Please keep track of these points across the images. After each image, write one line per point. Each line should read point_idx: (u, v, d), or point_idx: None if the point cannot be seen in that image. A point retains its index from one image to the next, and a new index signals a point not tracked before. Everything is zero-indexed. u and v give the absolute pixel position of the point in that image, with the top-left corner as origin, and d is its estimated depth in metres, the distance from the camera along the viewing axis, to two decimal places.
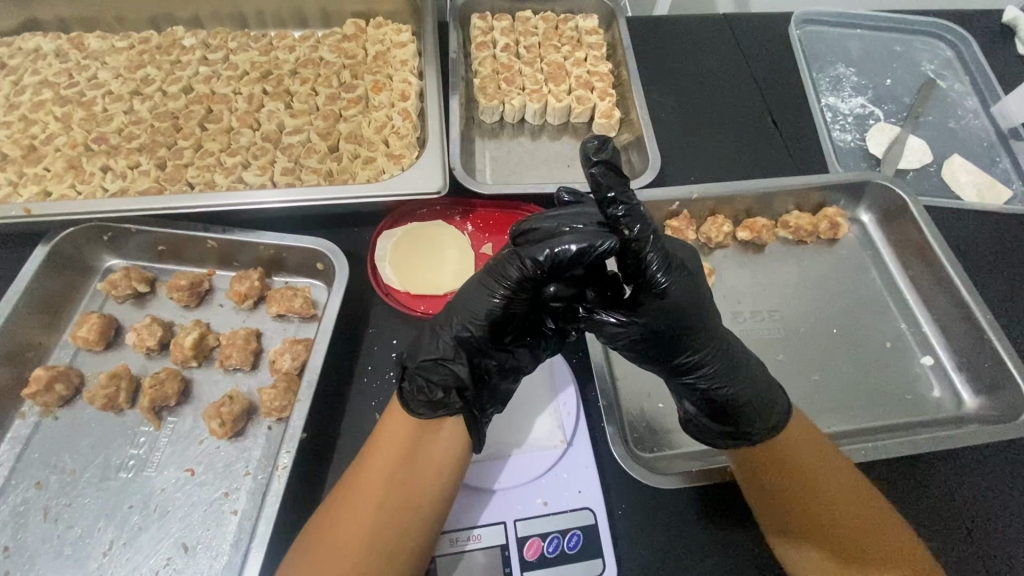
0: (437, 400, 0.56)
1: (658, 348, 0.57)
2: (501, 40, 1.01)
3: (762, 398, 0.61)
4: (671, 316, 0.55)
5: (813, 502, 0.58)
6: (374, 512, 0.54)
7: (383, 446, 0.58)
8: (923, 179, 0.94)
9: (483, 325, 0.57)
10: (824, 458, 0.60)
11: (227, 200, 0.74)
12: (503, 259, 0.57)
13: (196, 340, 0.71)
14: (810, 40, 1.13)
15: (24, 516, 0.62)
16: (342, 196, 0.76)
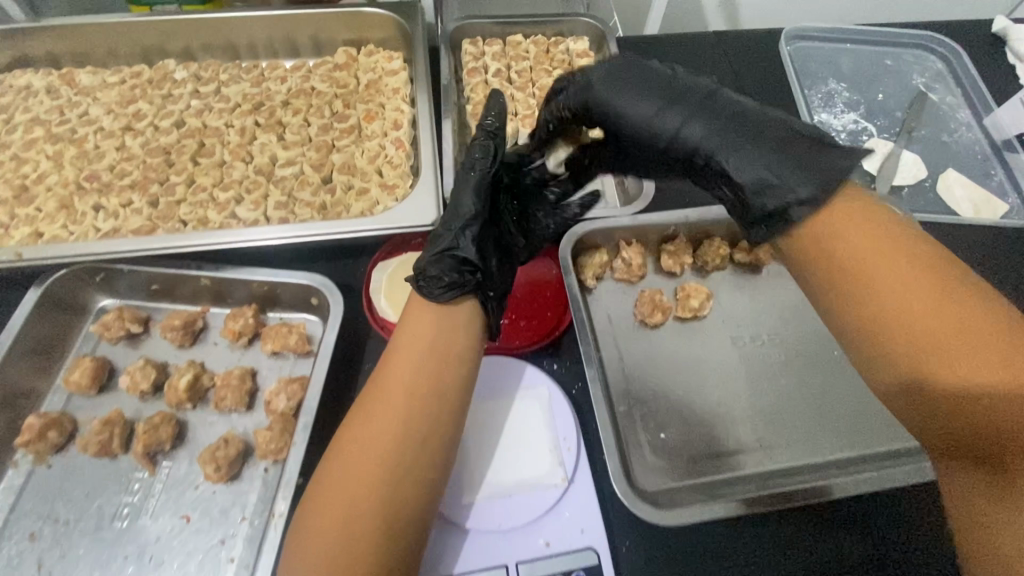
0: (447, 281, 0.62)
1: (666, 143, 0.62)
2: (492, 66, 1.02)
3: (785, 150, 0.56)
4: (653, 104, 0.62)
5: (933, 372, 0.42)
6: (402, 400, 0.56)
7: (403, 340, 0.60)
8: (918, 195, 0.94)
9: (472, 215, 0.67)
10: (884, 256, 0.46)
11: (220, 238, 0.73)
12: (467, 164, 0.71)
13: (190, 382, 0.70)
14: (800, 55, 1.13)
15: (18, 570, 0.61)
16: (338, 231, 0.75)
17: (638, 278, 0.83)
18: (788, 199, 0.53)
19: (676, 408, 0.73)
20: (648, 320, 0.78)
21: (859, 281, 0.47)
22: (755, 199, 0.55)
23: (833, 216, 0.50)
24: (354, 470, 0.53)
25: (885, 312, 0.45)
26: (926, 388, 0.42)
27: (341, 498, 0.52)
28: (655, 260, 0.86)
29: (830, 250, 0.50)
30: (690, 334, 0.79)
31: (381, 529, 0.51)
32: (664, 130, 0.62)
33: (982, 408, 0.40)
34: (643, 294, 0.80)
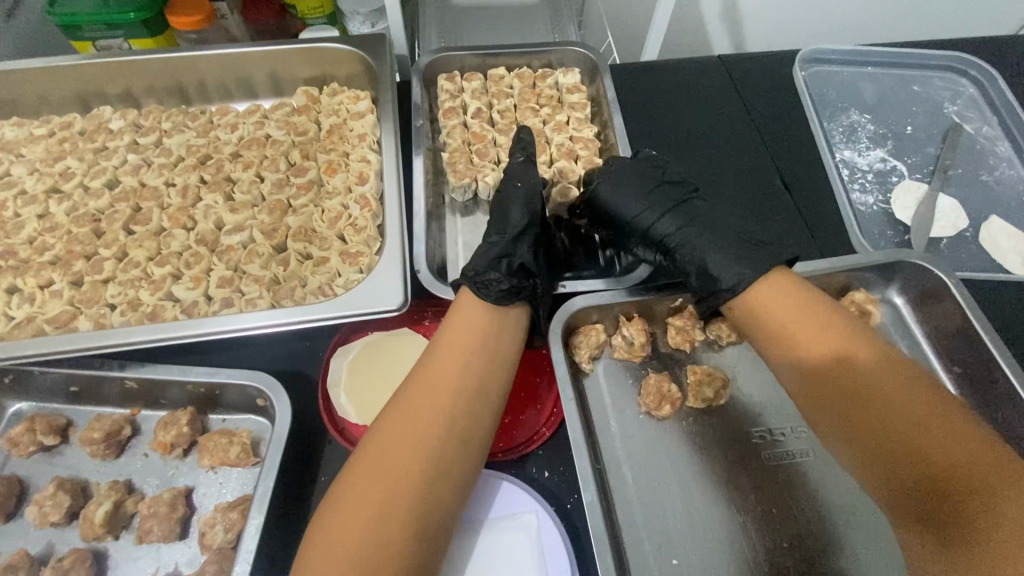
0: (510, 282, 0.62)
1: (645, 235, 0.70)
2: (472, 105, 0.90)
3: (742, 246, 0.63)
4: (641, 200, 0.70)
5: (871, 428, 0.51)
6: (450, 397, 0.54)
7: (451, 335, 0.59)
8: (959, 248, 0.82)
9: (525, 227, 0.69)
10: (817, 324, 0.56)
11: (155, 334, 0.62)
12: (514, 181, 0.74)
13: (109, 512, 0.59)
14: (817, 82, 1.01)
15: None
16: (308, 317, 0.65)
17: (641, 359, 0.71)
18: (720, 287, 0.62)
19: (689, 527, 0.61)
20: (654, 413, 0.67)
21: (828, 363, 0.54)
22: (713, 282, 0.62)
23: (773, 287, 0.59)
24: (395, 452, 0.51)
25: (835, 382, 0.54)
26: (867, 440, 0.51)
27: (372, 500, 0.48)
28: (661, 333, 0.74)
29: (781, 326, 0.57)
30: (703, 428, 0.67)
31: (411, 530, 0.48)
32: (645, 227, 0.69)
33: (906, 450, 0.49)
34: (647, 380, 0.69)
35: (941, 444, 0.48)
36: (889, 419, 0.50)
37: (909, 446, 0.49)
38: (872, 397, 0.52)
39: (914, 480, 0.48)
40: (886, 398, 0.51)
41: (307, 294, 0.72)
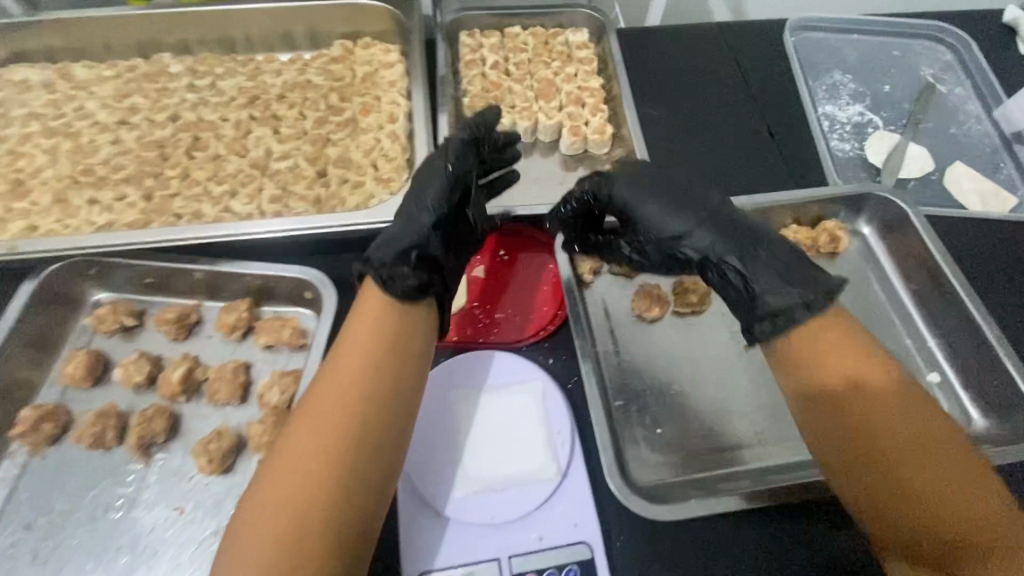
0: (411, 279, 0.60)
1: (680, 249, 0.66)
2: (490, 58, 1.00)
3: (789, 261, 0.61)
4: (671, 210, 0.66)
5: (881, 460, 0.52)
6: (369, 370, 0.55)
7: (366, 314, 0.59)
8: (925, 188, 0.92)
9: (439, 212, 0.67)
10: (850, 363, 0.55)
11: (215, 232, 0.73)
12: (443, 160, 0.71)
13: (184, 374, 0.70)
14: (805, 47, 1.11)
15: (14, 559, 0.62)
16: (343, 224, 0.75)
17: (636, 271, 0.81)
18: (786, 302, 0.59)
19: (674, 403, 0.71)
20: (645, 314, 0.77)
21: (849, 408, 0.54)
22: (771, 300, 0.59)
23: (815, 332, 0.57)
24: (335, 396, 0.53)
25: (851, 415, 0.54)
26: (870, 471, 0.52)
27: (309, 456, 0.50)
28: None
29: (815, 357, 0.56)
30: (687, 327, 0.77)
31: (354, 464, 0.51)
32: (682, 249, 0.65)
33: (905, 491, 0.51)
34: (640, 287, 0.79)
35: (949, 493, 0.50)
36: (902, 469, 0.51)
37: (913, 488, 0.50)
38: (888, 444, 0.52)
39: (902, 522, 0.51)
40: (907, 440, 0.52)
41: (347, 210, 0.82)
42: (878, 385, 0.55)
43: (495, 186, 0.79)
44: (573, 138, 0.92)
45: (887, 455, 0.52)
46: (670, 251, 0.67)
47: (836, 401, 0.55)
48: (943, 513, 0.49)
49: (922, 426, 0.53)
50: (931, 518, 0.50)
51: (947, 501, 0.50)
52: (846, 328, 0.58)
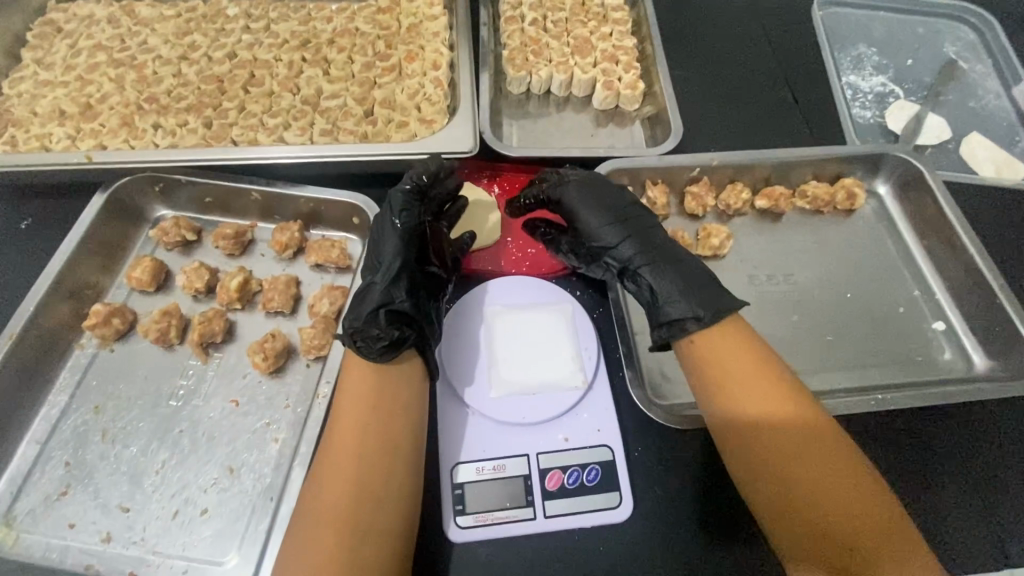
0: (384, 334, 0.63)
1: (607, 256, 0.72)
2: (529, 15, 1.04)
3: (698, 279, 0.67)
4: (601, 221, 0.72)
5: (789, 483, 0.55)
6: (373, 407, 0.60)
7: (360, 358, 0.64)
8: (941, 156, 0.96)
9: (397, 268, 0.68)
10: (757, 382, 0.60)
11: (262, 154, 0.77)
12: (390, 215, 0.72)
13: (241, 283, 0.75)
14: (832, 21, 1.15)
15: (84, 437, 0.67)
16: (387, 153, 0.79)
17: (661, 218, 0.86)
18: (681, 315, 0.65)
19: None
20: None
21: (757, 420, 0.58)
22: (673, 310, 0.66)
23: (725, 347, 0.62)
24: (356, 420, 0.59)
25: (768, 445, 0.57)
26: (782, 495, 0.55)
27: (345, 473, 0.56)
28: (678, 201, 0.89)
29: (718, 373, 0.61)
30: None
31: (391, 466, 0.57)
32: (603, 249, 0.72)
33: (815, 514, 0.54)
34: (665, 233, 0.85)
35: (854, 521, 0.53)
36: (809, 477, 0.55)
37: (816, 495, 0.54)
38: (794, 455, 0.56)
39: (809, 527, 0.54)
40: (815, 468, 0.56)
41: None
42: (783, 409, 0.58)
43: (444, 211, 0.78)
44: (606, 92, 0.97)
45: (792, 478, 0.55)
46: (599, 258, 0.73)
47: (749, 423, 0.58)
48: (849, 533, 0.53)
49: (825, 442, 0.57)
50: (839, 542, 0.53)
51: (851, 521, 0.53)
52: (741, 332, 0.63)
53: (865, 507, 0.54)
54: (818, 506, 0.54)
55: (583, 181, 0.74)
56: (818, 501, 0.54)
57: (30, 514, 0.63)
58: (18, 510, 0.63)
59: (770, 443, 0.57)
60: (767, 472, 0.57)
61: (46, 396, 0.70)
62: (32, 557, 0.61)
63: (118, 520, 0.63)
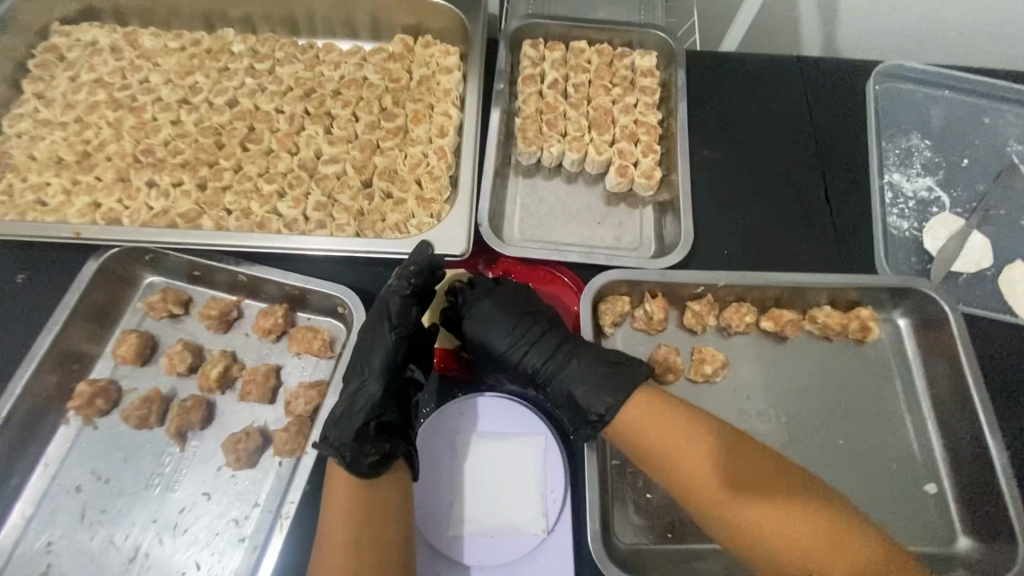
0: (374, 450, 0.67)
1: (520, 367, 0.76)
2: (549, 76, 0.97)
3: (603, 372, 0.72)
4: (505, 335, 0.75)
5: (782, 550, 0.62)
6: None
7: (339, 527, 0.63)
8: (976, 285, 0.88)
9: (387, 375, 0.72)
10: (680, 429, 0.67)
11: (260, 240, 0.78)
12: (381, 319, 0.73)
13: (221, 372, 0.76)
14: (888, 98, 1.03)
15: (64, 516, 0.72)
16: (378, 250, 0.79)
17: (657, 331, 0.83)
18: (594, 413, 0.71)
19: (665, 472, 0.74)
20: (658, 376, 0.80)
21: (693, 468, 0.65)
22: (587, 409, 0.71)
23: (646, 407, 0.69)
24: None
25: (711, 483, 0.65)
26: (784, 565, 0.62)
27: None
28: (678, 312, 0.85)
29: (653, 431, 0.68)
30: (695, 397, 0.80)
31: None
32: (514, 362, 0.76)
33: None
34: (658, 351, 0.81)
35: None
36: (749, 501, 0.64)
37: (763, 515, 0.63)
38: (732, 488, 0.64)
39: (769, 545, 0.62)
40: (798, 529, 0.62)
41: (386, 229, 0.84)
42: (706, 441, 0.67)
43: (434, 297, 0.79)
44: (619, 179, 0.91)
45: (760, 518, 0.63)
46: (515, 370, 0.77)
47: (707, 486, 0.65)
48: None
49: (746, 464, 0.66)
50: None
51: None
52: (650, 396, 0.70)
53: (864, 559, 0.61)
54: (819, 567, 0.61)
55: (482, 296, 0.78)
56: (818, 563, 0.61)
57: None
58: None
59: (749, 518, 0.63)
60: (755, 548, 0.63)
61: (34, 468, 0.74)
62: None
63: None
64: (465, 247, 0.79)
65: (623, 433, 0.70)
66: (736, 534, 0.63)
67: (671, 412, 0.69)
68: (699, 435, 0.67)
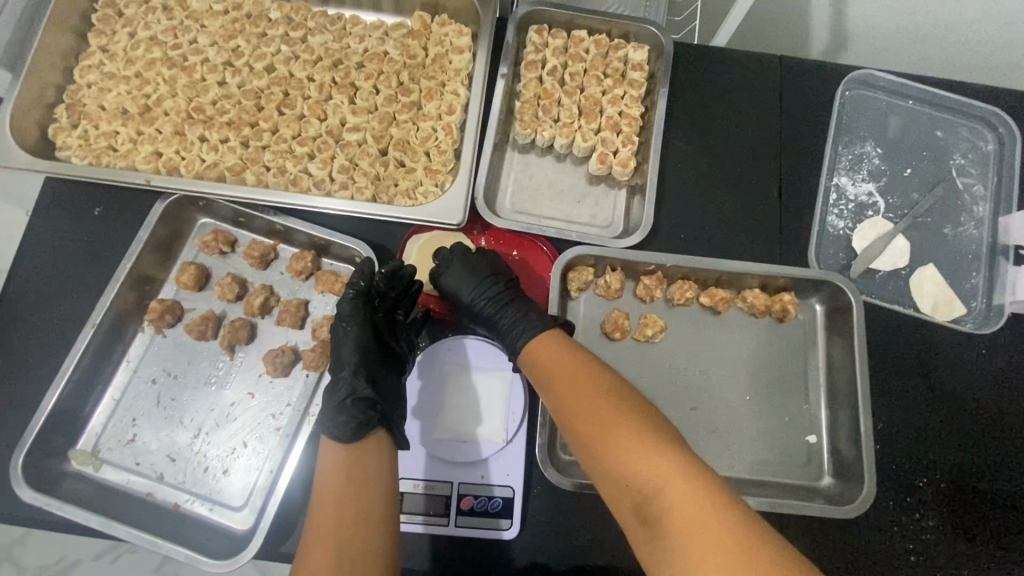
0: (354, 415, 0.80)
1: (473, 311, 0.94)
2: (550, 63, 1.09)
3: (532, 319, 0.89)
4: (466, 285, 0.94)
5: (620, 473, 0.69)
6: (339, 524, 0.72)
7: (330, 492, 0.75)
8: (888, 281, 1.04)
9: (356, 363, 0.88)
10: (565, 363, 0.82)
11: (287, 199, 0.93)
12: (344, 320, 0.91)
13: (262, 302, 0.96)
14: (854, 104, 1.14)
15: (145, 400, 0.95)
16: (384, 215, 0.94)
17: (614, 297, 1.01)
18: (517, 346, 0.88)
19: None
20: (609, 334, 0.99)
21: (563, 391, 0.79)
22: (513, 344, 0.89)
23: (549, 347, 0.85)
24: (325, 543, 0.70)
25: (573, 404, 0.77)
26: (623, 491, 0.69)
27: None
28: (634, 284, 1.03)
29: (546, 362, 0.84)
30: (636, 353, 1.00)
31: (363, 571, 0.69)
32: (477, 310, 0.93)
33: (649, 503, 0.66)
34: (611, 313, 1.00)
35: (677, 507, 0.63)
36: (598, 422, 0.74)
37: (604, 434, 0.72)
38: (588, 409, 0.75)
39: (607, 461, 0.71)
40: (630, 452, 0.69)
41: (397, 193, 1.01)
42: (583, 374, 0.79)
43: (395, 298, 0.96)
44: (599, 165, 1.05)
45: (601, 435, 0.72)
46: (470, 315, 0.95)
47: (570, 405, 0.77)
48: (674, 519, 0.63)
49: (611, 397, 0.76)
50: (670, 528, 0.63)
51: (675, 509, 0.63)
52: (560, 341, 0.86)
53: (686, 490, 0.64)
54: (647, 494, 0.67)
55: (455, 258, 0.96)
56: (646, 489, 0.67)
57: (110, 450, 0.93)
58: (102, 444, 0.93)
59: (597, 442, 0.72)
60: (602, 472, 0.71)
61: (119, 363, 0.96)
62: (113, 480, 0.92)
63: (166, 466, 0.92)
64: (458, 220, 0.94)
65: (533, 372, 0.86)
66: (589, 458, 0.73)
67: (570, 355, 0.83)
68: (582, 374, 0.80)
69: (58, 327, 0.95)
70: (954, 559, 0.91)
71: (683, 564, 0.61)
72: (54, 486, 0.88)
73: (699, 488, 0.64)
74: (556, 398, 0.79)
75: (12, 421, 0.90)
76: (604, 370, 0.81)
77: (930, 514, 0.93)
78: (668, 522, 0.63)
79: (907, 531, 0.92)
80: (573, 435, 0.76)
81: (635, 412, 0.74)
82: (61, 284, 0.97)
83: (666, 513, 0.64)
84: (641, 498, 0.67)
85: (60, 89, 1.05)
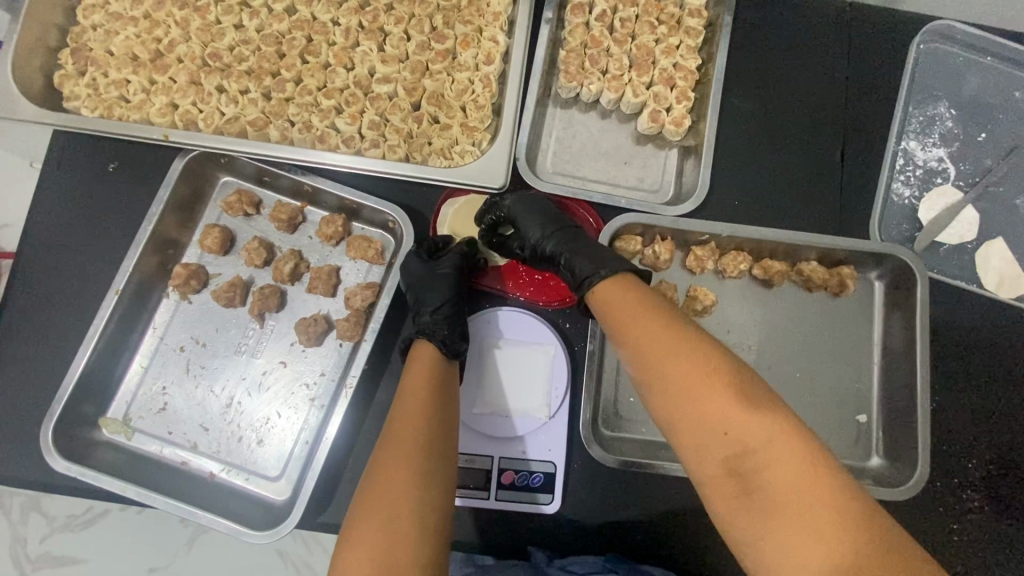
0: (448, 342, 0.81)
1: (538, 245, 0.86)
2: (598, 7, 0.98)
3: (605, 251, 0.82)
4: (536, 218, 0.88)
5: (713, 431, 0.62)
6: (424, 423, 0.70)
7: (411, 399, 0.73)
8: (953, 255, 0.98)
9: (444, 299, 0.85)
10: (640, 309, 0.72)
11: (307, 158, 0.85)
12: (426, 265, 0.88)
13: (292, 268, 0.91)
14: (929, 60, 1.04)
15: (175, 367, 0.91)
16: (417, 176, 0.86)
17: (662, 268, 0.96)
18: (585, 273, 0.80)
19: None
20: None
21: (643, 342, 0.69)
22: (580, 274, 0.81)
23: (620, 291, 0.75)
24: (407, 439, 0.68)
25: (654, 354, 0.67)
26: (716, 441, 0.61)
27: (401, 480, 0.64)
28: (683, 254, 0.98)
29: (618, 308, 0.74)
30: None
31: (439, 475, 0.67)
32: (542, 245, 0.86)
33: (747, 467, 0.60)
34: (659, 285, 0.95)
35: (784, 466, 0.58)
36: (686, 373, 0.64)
37: (693, 388, 0.64)
38: (671, 358, 0.66)
39: (694, 418, 0.63)
40: (727, 411, 0.61)
41: (432, 152, 0.93)
42: (663, 319, 0.70)
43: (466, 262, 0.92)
44: (651, 123, 0.97)
45: (690, 389, 0.64)
46: (535, 250, 0.88)
47: (648, 356, 0.68)
48: (780, 480, 0.58)
49: (698, 344, 0.66)
50: (773, 487, 0.58)
51: (784, 471, 0.58)
52: (634, 283, 0.76)
53: (795, 450, 0.58)
54: (747, 449, 0.60)
55: (521, 195, 0.91)
56: (748, 443, 0.60)
57: (142, 419, 0.90)
58: (133, 413, 0.91)
59: (690, 387, 0.64)
60: (689, 432, 0.63)
61: (146, 329, 0.92)
62: (146, 449, 0.90)
63: (199, 435, 0.90)
64: (500, 183, 0.87)
65: (604, 309, 0.76)
66: (676, 402, 0.65)
67: (644, 300, 0.73)
68: (669, 315, 0.70)
69: (79, 290, 0.90)
70: (1002, 539, 0.89)
71: (780, 525, 0.56)
72: (86, 455, 0.86)
73: (809, 451, 0.58)
74: (639, 334, 0.69)
75: (38, 388, 0.88)
76: (683, 316, 0.71)
77: (981, 496, 0.90)
78: (771, 481, 0.58)
79: (957, 512, 0.90)
80: (655, 377, 0.67)
81: (726, 362, 0.65)
82: (77, 246, 0.91)
83: (772, 472, 0.58)
84: (739, 451, 0.60)
85: (62, 30, 0.96)
